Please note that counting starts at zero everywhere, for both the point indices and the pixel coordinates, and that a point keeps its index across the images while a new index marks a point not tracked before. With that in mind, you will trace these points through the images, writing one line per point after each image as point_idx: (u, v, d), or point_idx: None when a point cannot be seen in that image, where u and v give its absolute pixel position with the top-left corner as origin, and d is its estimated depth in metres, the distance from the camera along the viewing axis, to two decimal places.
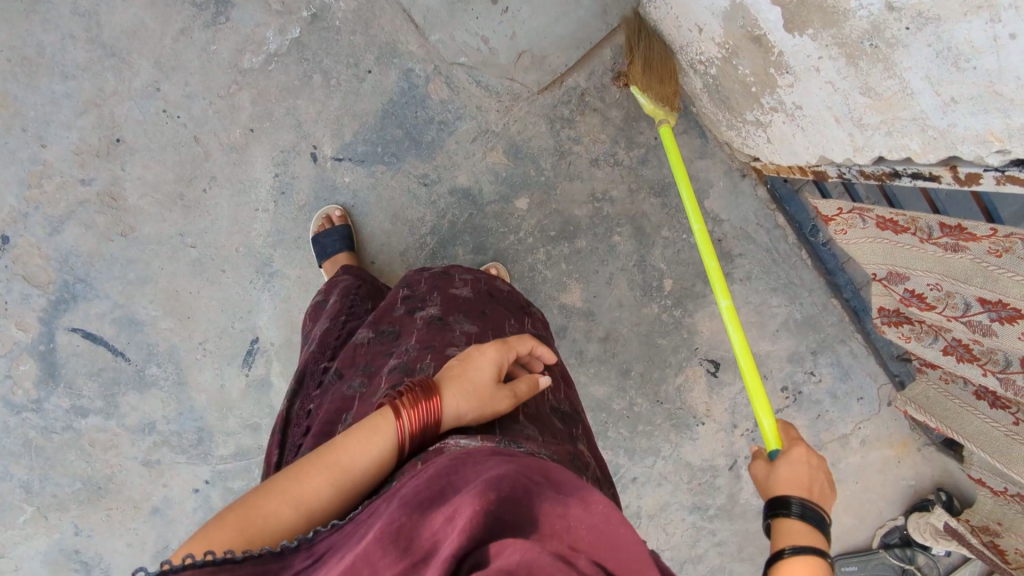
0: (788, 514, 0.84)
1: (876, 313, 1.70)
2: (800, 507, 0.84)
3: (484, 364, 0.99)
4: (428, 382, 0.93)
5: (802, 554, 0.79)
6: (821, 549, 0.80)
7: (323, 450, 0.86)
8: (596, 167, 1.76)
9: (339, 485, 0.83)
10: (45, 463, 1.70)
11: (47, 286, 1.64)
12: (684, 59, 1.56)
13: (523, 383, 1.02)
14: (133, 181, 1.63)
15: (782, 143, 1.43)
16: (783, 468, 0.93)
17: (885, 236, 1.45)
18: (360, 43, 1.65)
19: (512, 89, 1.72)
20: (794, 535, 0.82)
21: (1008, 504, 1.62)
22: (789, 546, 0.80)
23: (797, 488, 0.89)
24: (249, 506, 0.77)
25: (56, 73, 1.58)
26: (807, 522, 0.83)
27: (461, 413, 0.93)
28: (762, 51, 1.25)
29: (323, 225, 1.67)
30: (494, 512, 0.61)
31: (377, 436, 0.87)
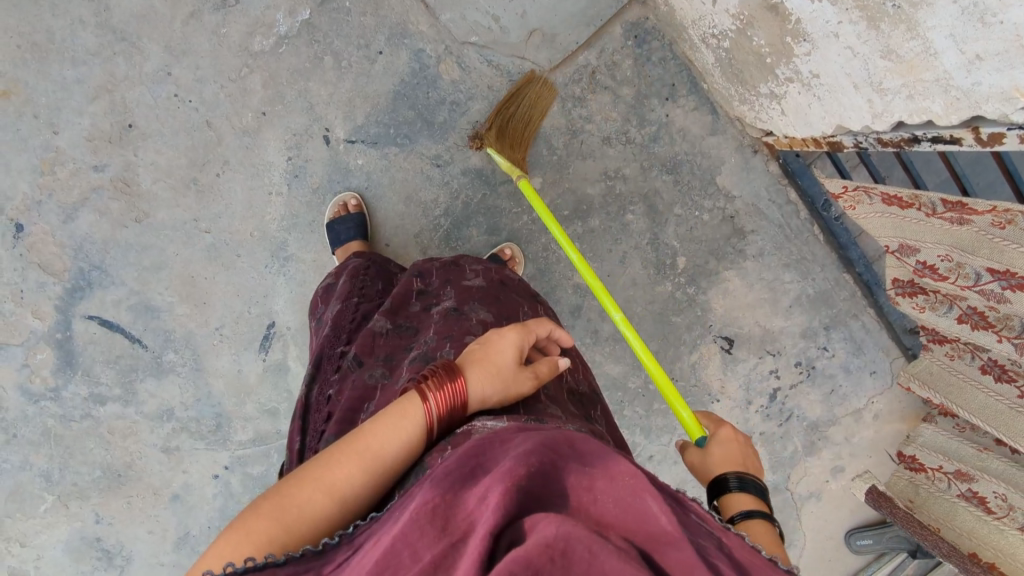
0: (731, 490, 0.90)
1: (891, 285, 1.70)
2: (738, 480, 0.91)
3: (506, 347, 0.98)
4: (452, 364, 0.92)
5: (753, 517, 0.85)
6: (767, 514, 0.87)
7: (352, 435, 0.84)
8: (608, 145, 1.76)
9: (371, 473, 0.82)
10: (64, 452, 1.71)
11: (62, 273, 1.64)
12: (696, 33, 1.57)
13: (545, 364, 1.01)
14: (146, 166, 1.63)
15: (797, 115, 1.43)
16: (710, 444, 1.01)
17: (891, 213, 1.45)
18: (370, 24, 1.64)
19: (524, 68, 1.71)
20: (739, 506, 0.88)
21: (928, 481, 1.76)
22: (739, 512, 0.87)
23: (734, 463, 0.97)
24: (284, 494, 0.78)
25: (67, 59, 1.56)
26: (749, 492, 0.90)
27: (486, 397, 0.92)
28: (779, 20, 1.25)
29: (339, 212, 1.67)
30: (526, 487, 0.59)
31: (405, 420, 0.85)
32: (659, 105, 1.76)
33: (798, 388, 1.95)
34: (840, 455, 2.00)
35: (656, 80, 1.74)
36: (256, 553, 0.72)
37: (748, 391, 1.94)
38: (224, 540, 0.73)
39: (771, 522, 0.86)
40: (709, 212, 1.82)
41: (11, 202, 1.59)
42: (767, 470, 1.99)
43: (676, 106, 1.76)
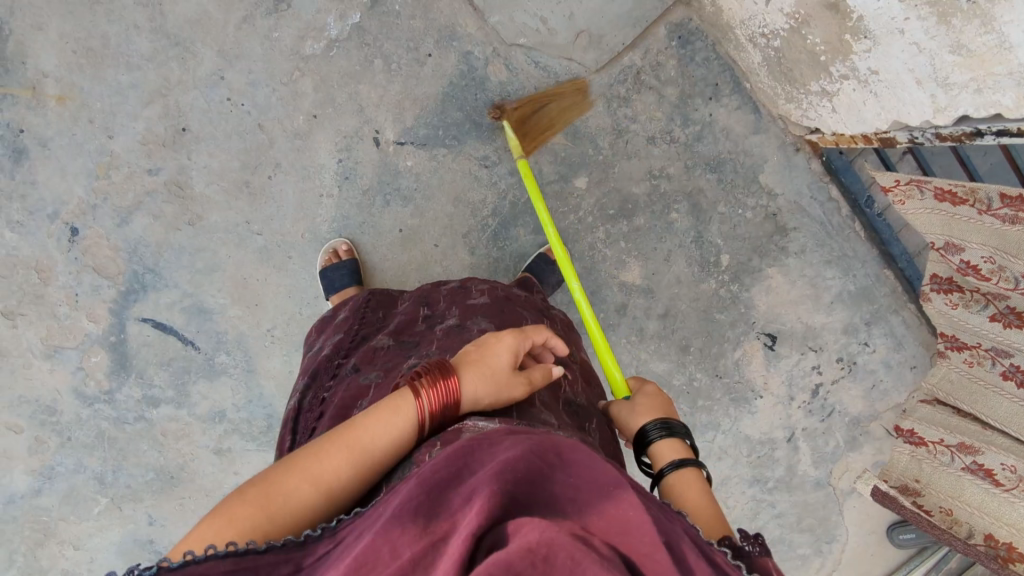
0: (656, 443, 0.98)
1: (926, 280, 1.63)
2: (657, 429, 0.98)
3: (501, 350, 0.98)
4: (446, 363, 0.93)
5: (680, 468, 0.93)
6: (690, 457, 0.95)
7: (343, 429, 0.86)
8: (652, 145, 1.78)
9: (358, 467, 0.84)
10: (118, 454, 1.74)
11: (117, 277, 1.66)
12: (743, 32, 1.58)
13: (539, 371, 1.01)
14: (199, 170, 1.64)
15: (849, 112, 1.45)
16: (634, 402, 1.07)
17: (944, 210, 1.43)
18: (420, 27, 1.65)
19: (571, 69, 1.72)
20: (667, 456, 0.96)
21: (930, 455, 1.67)
22: (666, 464, 0.95)
23: (655, 411, 1.04)
24: (270, 482, 0.79)
25: (122, 63, 1.57)
26: (670, 437, 0.98)
27: (478, 398, 0.93)
28: (838, 19, 1.26)
29: (329, 260, 1.68)
30: (509, 491, 0.62)
31: (397, 417, 0.87)
32: (703, 104, 1.77)
33: (839, 383, 1.98)
34: (881, 450, 2.00)
35: (699, 80, 1.76)
36: (238, 538, 0.73)
37: (790, 387, 1.97)
38: (207, 522, 0.74)
39: (696, 465, 0.94)
40: (752, 210, 1.84)
41: (67, 206, 1.61)
42: (808, 465, 2.01)
43: (719, 105, 1.78)
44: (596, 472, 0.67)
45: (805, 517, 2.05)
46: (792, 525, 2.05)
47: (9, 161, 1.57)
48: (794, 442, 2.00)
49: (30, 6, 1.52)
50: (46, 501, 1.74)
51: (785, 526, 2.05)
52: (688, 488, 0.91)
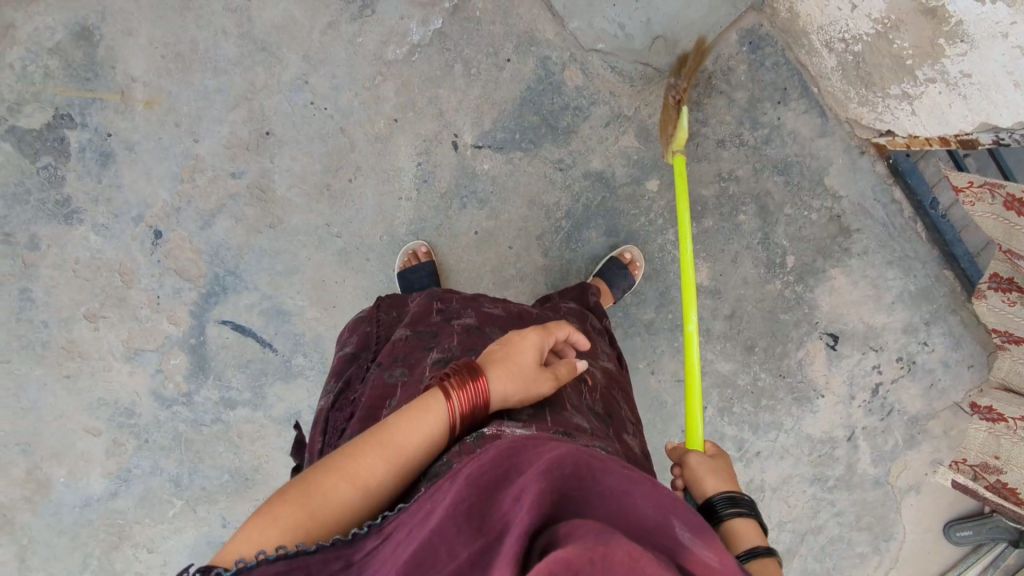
0: (731, 518, 0.88)
1: (986, 277, 1.58)
2: (734, 506, 0.89)
3: (528, 348, 1.00)
4: (473, 363, 0.94)
5: (762, 555, 0.82)
6: (770, 548, 0.84)
7: (376, 428, 0.86)
8: (722, 148, 1.81)
9: (395, 465, 0.83)
10: (195, 456, 1.74)
11: (199, 279, 1.67)
12: (819, 38, 1.61)
13: (565, 367, 1.03)
14: (282, 173, 1.65)
15: (931, 114, 1.46)
16: (694, 471, 0.99)
17: (1009, 218, 1.35)
18: (499, 33, 1.68)
19: (646, 74, 1.75)
20: (745, 539, 0.85)
21: (1009, 432, 1.60)
22: (740, 550, 0.83)
23: (726, 487, 0.95)
24: (309, 482, 0.79)
25: (209, 68, 1.59)
26: (746, 518, 0.88)
27: (507, 396, 0.94)
28: (933, 24, 1.28)
29: (409, 261, 1.70)
30: (559, 488, 0.61)
31: (430, 415, 0.87)
32: (771, 108, 1.80)
33: (898, 382, 1.98)
34: (939, 448, 2.02)
35: (769, 85, 1.78)
36: (283, 539, 0.73)
37: (851, 386, 1.99)
38: (250, 523, 0.73)
39: (772, 555, 0.82)
40: (817, 212, 1.86)
41: (152, 209, 1.62)
42: (869, 464, 2.03)
43: (788, 109, 1.80)
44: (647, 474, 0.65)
45: (864, 515, 2.06)
46: (852, 523, 2.07)
47: (96, 165, 1.59)
48: (854, 441, 2.02)
49: (122, 12, 1.55)
50: (121, 504, 1.74)
51: (844, 524, 2.07)
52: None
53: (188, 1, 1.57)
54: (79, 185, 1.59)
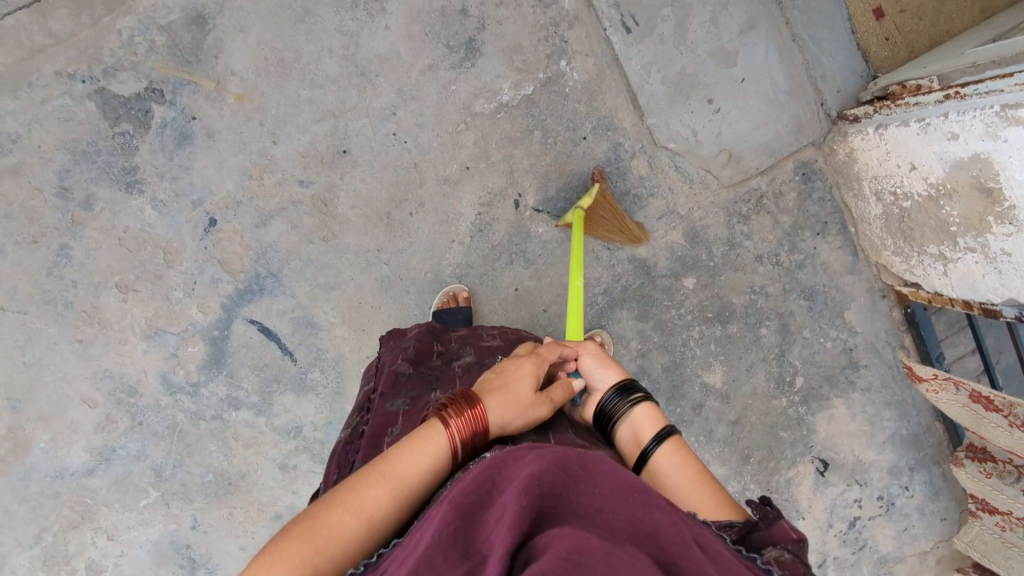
0: (626, 412, 1.03)
1: (963, 446, 1.76)
2: (625, 402, 1.03)
3: (522, 375, 1.01)
4: (470, 392, 0.94)
5: (659, 442, 0.99)
6: (660, 423, 1.01)
7: (378, 460, 0.86)
8: (759, 263, 1.89)
9: (398, 496, 0.83)
10: (184, 449, 1.69)
11: (239, 274, 1.67)
12: (871, 185, 1.73)
13: (559, 389, 1.04)
14: (348, 192, 1.69)
15: (961, 280, 1.58)
16: (585, 364, 1.09)
17: (974, 408, 1.53)
18: (582, 111, 1.77)
19: (706, 180, 1.83)
20: (642, 430, 1.02)
21: None
22: (647, 440, 1.00)
23: (617, 375, 1.07)
24: (314, 517, 0.78)
25: (307, 80, 1.65)
26: (638, 405, 1.03)
27: (506, 421, 0.95)
28: (988, 200, 1.39)
29: (447, 302, 1.72)
30: (536, 506, 0.64)
31: (430, 445, 0.87)
32: (811, 237, 1.89)
33: (874, 520, 2.04)
34: None
35: (813, 215, 1.88)
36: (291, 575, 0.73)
37: (830, 514, 2.04)
38: (259, 562, 0.73)
39: (672, 432, 1.00)
40: (832, 341, 1.95)
41: (213, 196, 1.64)
42: None
43: (825, 241, 1.89)
44: (613, 481, 0.68)
45: None
46: None
47: (172, 143, 1.61)
48: (824, 568, 2.05)
49: (239, 9, 1.60)
50: (95, 483, 1.67)
51: None
52: (675, 458, 0.98)
53: (304, 14, 1.63)
54: (150, 159, 1.61)
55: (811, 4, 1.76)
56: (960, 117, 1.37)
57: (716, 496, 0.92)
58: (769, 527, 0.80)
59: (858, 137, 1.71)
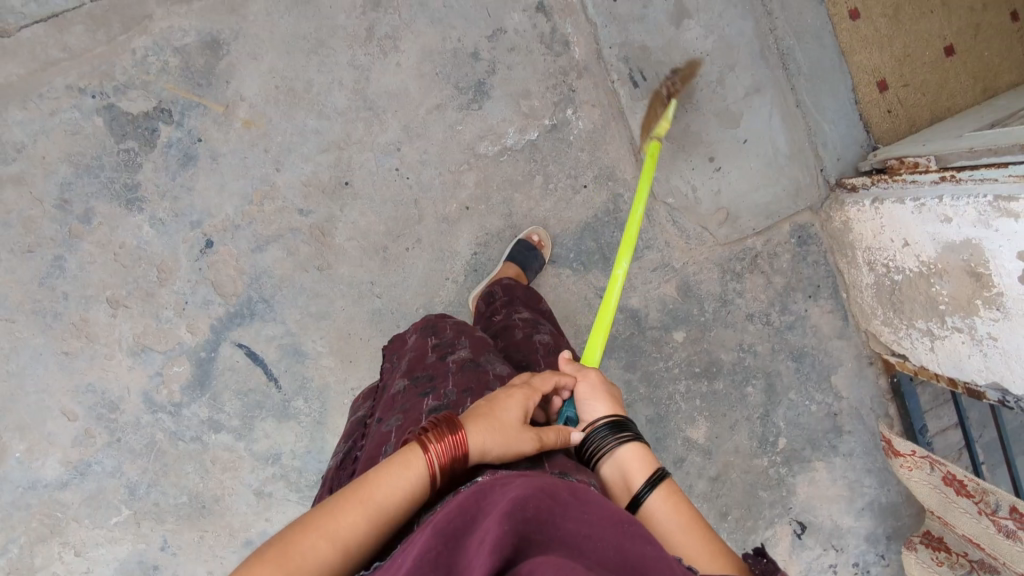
0: (618, 450, 0.97)
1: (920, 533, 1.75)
2: (615, 438, 0.98)
3: (511, 407, 0.96)
4: (451, 417, 0.89)
5: (653, 486, 0.92)
6: (655, 468, 0.95)
7: (356, 485, 0.82)
8: (750, 321, 1.89)
9: (374, 521, 0.80)
10: (160, 469, 1.67)
11: (231, 297, 1.67)
12: (864, 255, 1.74)
13: (552, 433, 0.97)
14: (347, 223, 1.70)
15: (947, 357, 1.59)
16: (581, 395, 1.05)
17: (946, 491, 1.53)
18: (585, 160, 1.78)
19: (701, 236, 1.84)
20: (633, 474, 0.95)
21: None
22: (639, 485, 0.93)
23: (609, 409, 1.03)
24: (286, 543, 0.74)
25: (315, 110, 1.66)
26: (630, 444, 0.98)
27: (487, 452, 0.88)
28: (977, 284, 1.41)
29: None
30: (519, 530, 0.64)
31: (409, 470, 0.83)
32: (802, 299, 1.90)
33: None
34: None
35: (805, 278, 1.89)
36: None
37: None
38: None
39: (665, 476, 0.94)
40: (817, 404, 1.95)
41: (212, 219, 1.65)
42: None
43: (816, 304, 1.90)
44: (600, 511, 0.70)
45: None
46: None
47: (175, 163, 1.62)
48: None
49: (254, 37, 1.62)
50: (67, 497, 1.65)
51: None
52: (669, 508, 0.91)
53: (318, 46, 1.65)
54: (152, 178, 1.61)
55: (818, 72, 1.78)
56: (954, 202, 1.39)
57: (714, 548, 0.85)
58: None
59: (854, 207, 1.72)
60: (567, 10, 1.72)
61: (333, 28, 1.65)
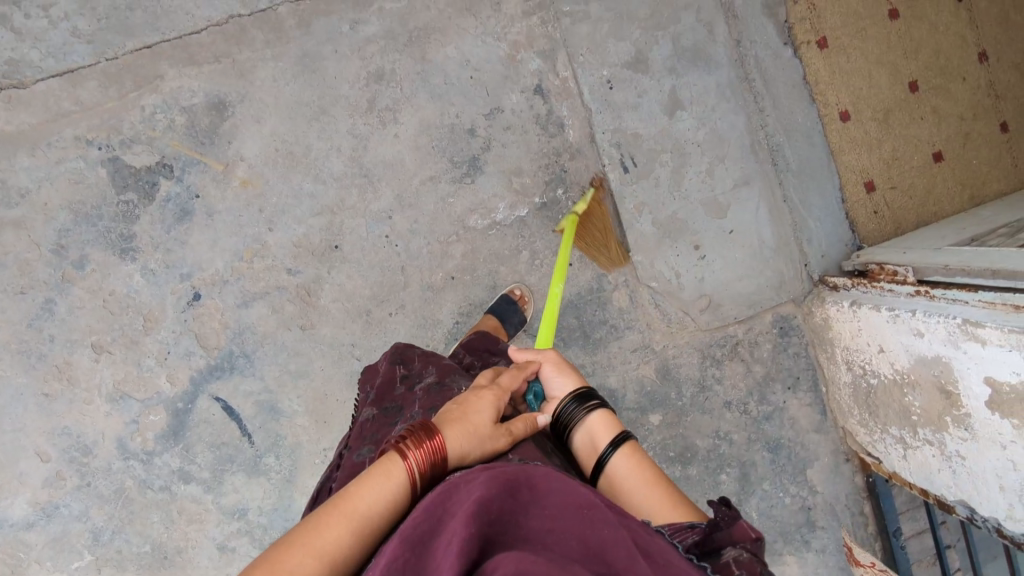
0: (584, 419, 1.10)
1: None
2: (581, 409, 1.10)
3: (482, 408, 1.02)
4: (427, 423, 0.95)
5: (616, 447, 1.07)
6: (617, 431, 1.09)
7: (337, 500, 0.87)
8: (727, 408, 1.89)
9: (360, 533, 0.85)
10: (126, 516, 1.68)
11: (213, 350, 1.70)
12: (842, 354, 1.75)
13: (521, 423, 1.04)
14: (333, 286, 1.73)
15: (919, 467, 1.58)
16: (546, 374, 1.16)
17: None
18: (571, 240, 1.81)
19: (683, 321, 1.86)
20: (599, 437, 1.09)
21: None
22: (605, 447, 1.08)
23: (574, 385, 1.15)
24: (271, 563, 0.79)
25: (311, 174, 1.71)
26: (594, 412, 1.10)
27: (463, 453, 0.94)
28: (947, 401, 1.41)
29: None
30: (484, 529, 0.72)
31: (388, 479, 0.89)
32: (781, 390, 1.90)
33: None
34: None
35: (785, 369, 1.89)
36: None
37: None
38: None
39: (628, 438, 1.08)
40: (791, 496, 1.93)
41: (201, 273, 1.69)
42: None
43: (794, 395, 1.90)
44: (559, 501, 0.79)
45: None
46: None
47: (171, 217, 1.67)
48: None
49: (259, 102, 1.67)
50: (32, 538, 1.66)
51: None
52: (631, 465, 1.06)
53: (319, 113, 1.70)
54: (148, 229, 1.66)
55: (806, 170, 1.81)
56: (925, 318, 1.40)
57: (669, 495, 1.02)
58: (728, 527, 0.84)
59: (834, 306, 1.74)
60: (564, 93, 1.77)
61: (336, 97, 1.70)
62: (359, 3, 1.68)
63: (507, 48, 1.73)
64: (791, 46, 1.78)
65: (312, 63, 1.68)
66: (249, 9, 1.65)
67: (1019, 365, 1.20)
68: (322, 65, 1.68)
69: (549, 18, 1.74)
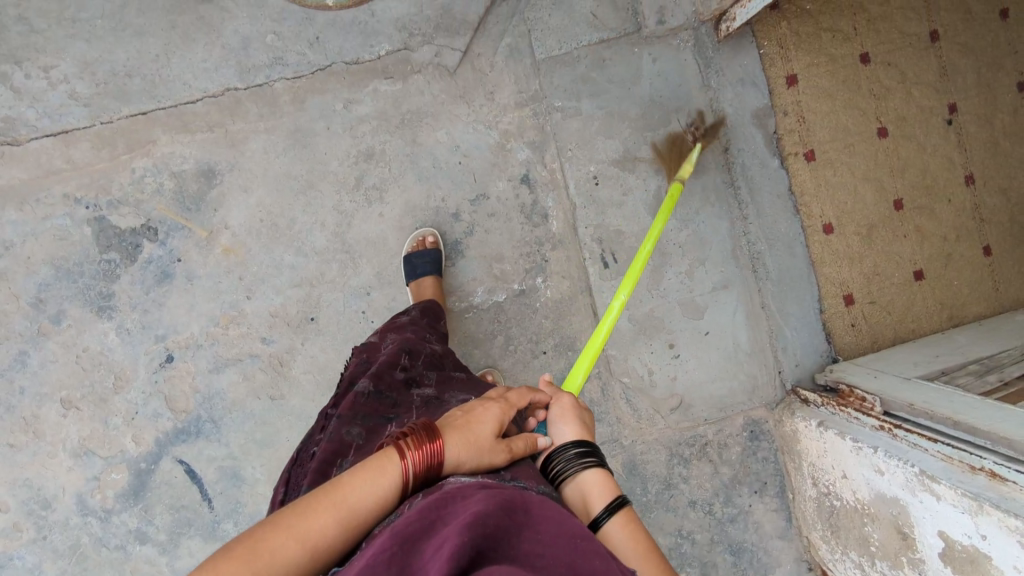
0: (583, 474, 0.97)
1: None
2: (580, 463, 0.97)
3: (486, 419, 0.95)
4: (430, 424, 0.88)
5: (615, 514, 0.94)
6: (617, 495, 0.96)
7: (327, 488, 0.80)
8: (691, 507, 1.85)
9: (348, 527, 0.77)
10: (77, 572, 1.67)
11: (180, 413, 1.70)
12: (809, 468, 1.73)
13: (522, 441, 0.95)
14: (305, 357, 1.72)
15: None
16: (552, 417, 1.05)
17: None
18: (547, 328, 1.79)
19: (653, 417, 1.84)
20: (595, 500, 0.96)
21: None
22: (598, 511, 0.95)
23: (578, 433, 1.02)
24: (255, 539, 0.72)
25: (294, 246, 1.72)
26: (596, 468, 0.98)
27: (460, 463, 0.87)
28: (903, 542, 1.38)
29: None
30: (477, 542, 0.66)
31: (383, 476, 0.81)
32: (747, 493, 1.85)
33: None
34: None
35: (754, 472, 1.86)
36: None
37: None
38: None
39: (624, 504, 0.96)
40: None
41: (177, 335, 1.70)
42: None
43: (760, 500, 1.85)
44: (554, 531, 0.72)
45: None
46: None
47: (152, 279, 1.69)
48: None
49: (248, 171, 1.71)
50: None
51: None
52: (627, 534, 0.94)
53: (307, 187, 1.72)
54: (128, 290, 1.69)
55: (786, 278, 1.81)
56: (886, 459, 1.39)
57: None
58: None
59: (802, 422, 1.73)
60: (550, 185, 1.79)
61: (324, 173, 1.73)
62: (354, 84, 1.73)
63: (497, 137, 1.77)
64: (778, 156, 1.80)
65: (304, 138, 1.72)
66: (246, 84, 1.70)
67: (971, 529, 1.18)
68: (314, 141, 1.72)
69: (541, 110, 1.78)
